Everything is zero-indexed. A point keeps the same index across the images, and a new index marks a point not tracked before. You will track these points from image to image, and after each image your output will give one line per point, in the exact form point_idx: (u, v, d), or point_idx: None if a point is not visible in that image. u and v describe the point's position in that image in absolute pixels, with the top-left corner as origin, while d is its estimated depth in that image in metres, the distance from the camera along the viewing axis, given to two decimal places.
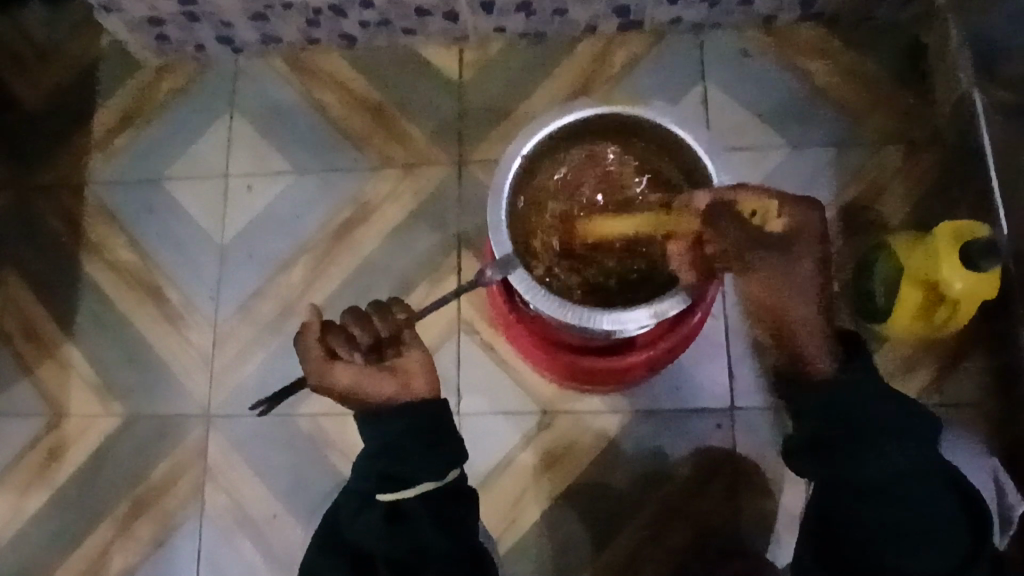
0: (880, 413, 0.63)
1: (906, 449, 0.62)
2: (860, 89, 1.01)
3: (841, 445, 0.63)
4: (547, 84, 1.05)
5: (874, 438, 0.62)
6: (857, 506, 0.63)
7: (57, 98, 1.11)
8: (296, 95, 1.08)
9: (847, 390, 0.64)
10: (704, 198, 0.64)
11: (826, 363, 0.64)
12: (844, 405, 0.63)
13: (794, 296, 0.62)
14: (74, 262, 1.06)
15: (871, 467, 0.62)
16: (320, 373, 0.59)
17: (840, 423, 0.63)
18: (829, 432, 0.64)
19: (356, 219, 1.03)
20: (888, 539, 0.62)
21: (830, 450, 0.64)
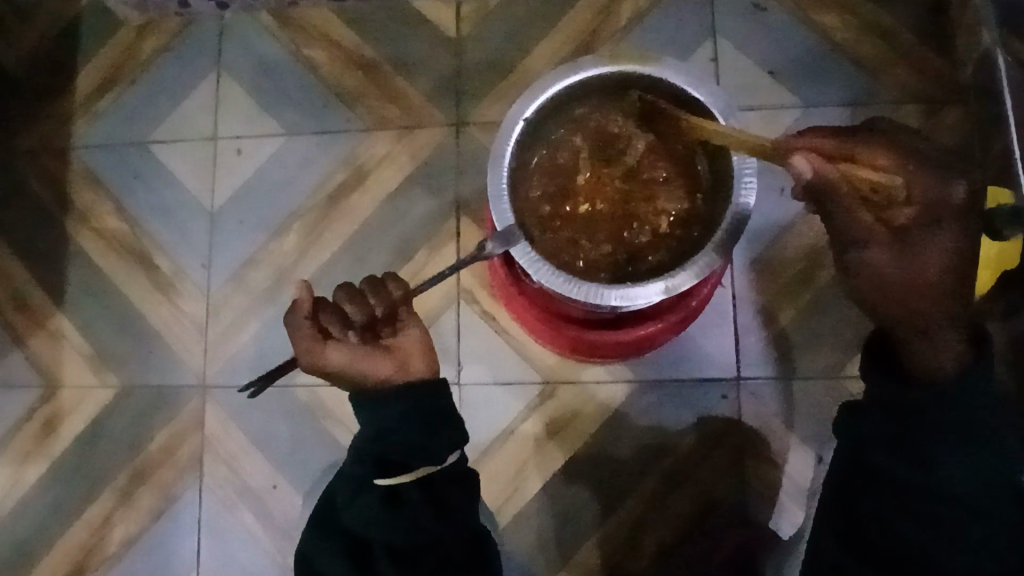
0: (969, 421, 0.59)
1: (983, 457, 0.60)
2: (878, 43, 0.96)
3: (909, 446, 0.61)
4: (549, 39, 1.00)
5: (954, 444, 0.59)
6: (901, 497, 0.62)
7: (37, 57, 1.06)
8: (285, 52, 1.03)
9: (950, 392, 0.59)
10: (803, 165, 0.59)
11: (940, 354, 0.59)
12: (933, 410, 0.59)
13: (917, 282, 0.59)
14: (60, 229, 1.02)
15: (934, 464, 0.60)
16: (311, 353, 0.57)
17: (917, 418, 0.60)
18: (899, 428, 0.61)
19: (350, 184, 1.00)
20: (926, 532, 0.61)
21: (900, 442, 0.61)
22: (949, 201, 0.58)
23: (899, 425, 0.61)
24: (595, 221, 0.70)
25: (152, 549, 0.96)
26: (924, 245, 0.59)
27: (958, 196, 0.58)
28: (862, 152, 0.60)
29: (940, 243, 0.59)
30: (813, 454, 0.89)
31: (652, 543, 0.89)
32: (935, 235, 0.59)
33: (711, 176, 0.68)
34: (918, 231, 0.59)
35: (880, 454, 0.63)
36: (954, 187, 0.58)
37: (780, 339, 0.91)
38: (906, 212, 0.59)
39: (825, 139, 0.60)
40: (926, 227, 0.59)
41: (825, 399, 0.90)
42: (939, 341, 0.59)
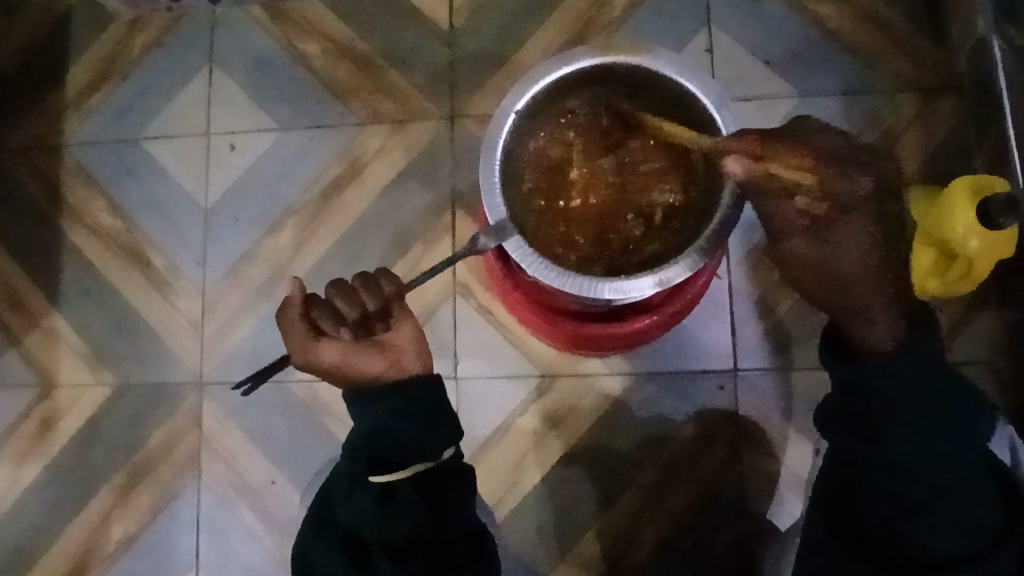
0: (921, 396, 0.60)
1: (947, 436, 0.59)
2: (873, 31, 0.96)
3: (867, 421, 0.61)
4: (543, 30, 0.99)
5: (909, 419, 0.59)
6: (874, 482, 0.60)
7: (27, 54, 1.05)
8: (277, 46, 1.02)
9: (891, 365, 0.62)
10: (734, 163, 0.61)
11: (880, 332, 0.64)
12: (877, 380, 0.62)
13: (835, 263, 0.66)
14: (54, 227, 1.02)
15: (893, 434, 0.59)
16: (304, 351, 0.58)
17: (866, 392, 0.62)
18: (854, 406, 0.63)
19: (345, 178, 0.99)
20: (899, 511, 0.58)
21: (856, 421, 0.62)
22: (854, 194, 0.66)
23: (852, 403, 0.63)
24: (592, 215, 0.69)
25: (152, 546, 0.96)
26: (844, 231, 0.66)
27: (859, 190, 0.66)
28: (778, 152, 0.63)
29: (855, 228, 0.66)
30: (811, 443, 0.89)
31: (650, 535, 0.90)
32: (846, 227, 0.66)
33: (706, 168, 0.67)
34: (835, 225, 0.65)
35: (846, 441, 0.63)
36: (857, 181, 0.66)
37: (778, 330, 0.91)
38: (821, 209, 0.65)
39: (750, 134, 0.62)
40: (838, 227, 0.66)
41: (822, 389, 0.90)
42: (883, 325, 0.64)
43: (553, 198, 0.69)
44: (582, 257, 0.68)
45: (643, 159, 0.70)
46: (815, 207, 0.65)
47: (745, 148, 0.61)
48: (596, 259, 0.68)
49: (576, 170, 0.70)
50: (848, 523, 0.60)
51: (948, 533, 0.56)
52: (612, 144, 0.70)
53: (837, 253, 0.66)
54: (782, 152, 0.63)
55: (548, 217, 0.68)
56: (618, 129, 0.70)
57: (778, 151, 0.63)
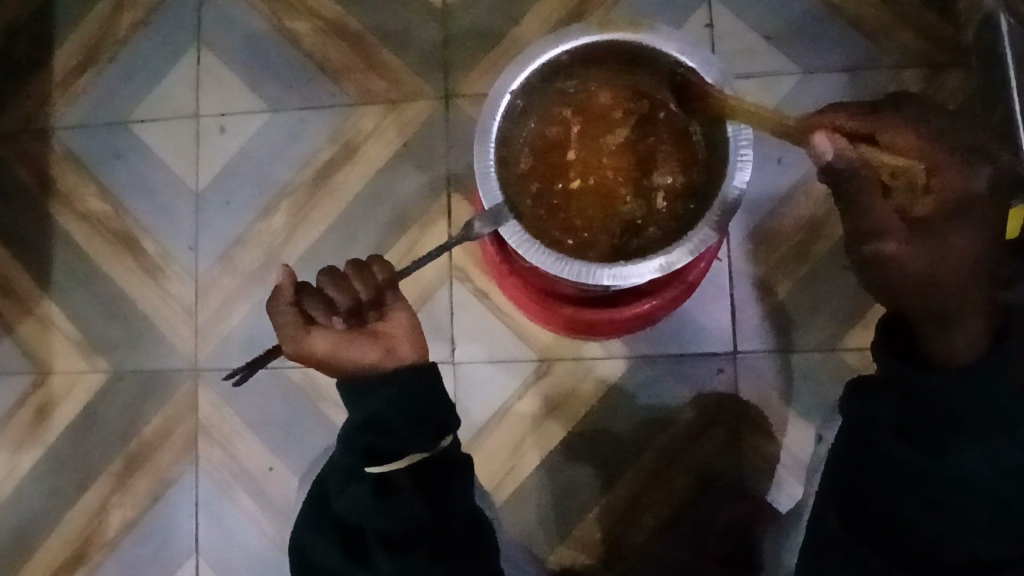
0: (992, 409, 0.52)
1: (1011, 449, 0.53)
2: (879, 5, 0.93)
3: (922, 434, 0.55)
4: (539, 5, 0.96)
5: (977, 432, 0.53)
6: (920, 489, 0.55)
7: (12, 35, 1.02)
8: (266, 25, 1.00)
9: (968, 378, 0.52)
10: (823, 145, 0.54)
11: (962, 339, 0.53)
12: (950, 393, 0.53)
13: (937, 271, 0.54)
14: (44, 212, 1.00)
15: (952, 455, 0.54)
16: (296, 340, 0.56)
17: (933, 403, 0.54)
18: (904, 415, 0.56)
19: (338, 160, 0.97)
20: (932, 524, 0.55)
21: (912, 430, 0.55)
22: (971, 191, 0.55)
23: (912, 410, 0.55)
24: (592, 195, 0.68)
25: (150, 532, 0.95)
26: (951, 232, 0.54)
27: (978, 186, 0.55)
28: (883, 130, 0.56)
29: (962, 228, 0.55)
30: (811, 426, 0.89)
31: (650, 517, 0.89)
32: (951, 230, 0.54)
33: (706, 149, 0.66)
34: (939, 223, 0.55)
35: (895, 446, 0.56)
36: (974, 174, 0.55)
37: (778, 312, 0.90)
38: (926, 203, 0.55)
39: (843, 115, 0.57)
40: (947, 228, 0.54)
41: (822, 370, 0.89)
42: (973, 332, 0.53)
43: (550, 180, 0.68)
44: (581, 240, 0.67)
45: (647, 140, 0.69)
46: (922, 201, 0.55)
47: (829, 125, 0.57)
48: (595, 242, 0.67)
49: (575, 151, 0.69)
50: (874, 524, 0.58)
51: (992, 539, 0.54)
52: (612, 122, 0.69)
53: (946, 254, 0.54)
54: (886, 137, 0.56)
55: (547, 199, 0.67)
56: (617, 109, 0.69)
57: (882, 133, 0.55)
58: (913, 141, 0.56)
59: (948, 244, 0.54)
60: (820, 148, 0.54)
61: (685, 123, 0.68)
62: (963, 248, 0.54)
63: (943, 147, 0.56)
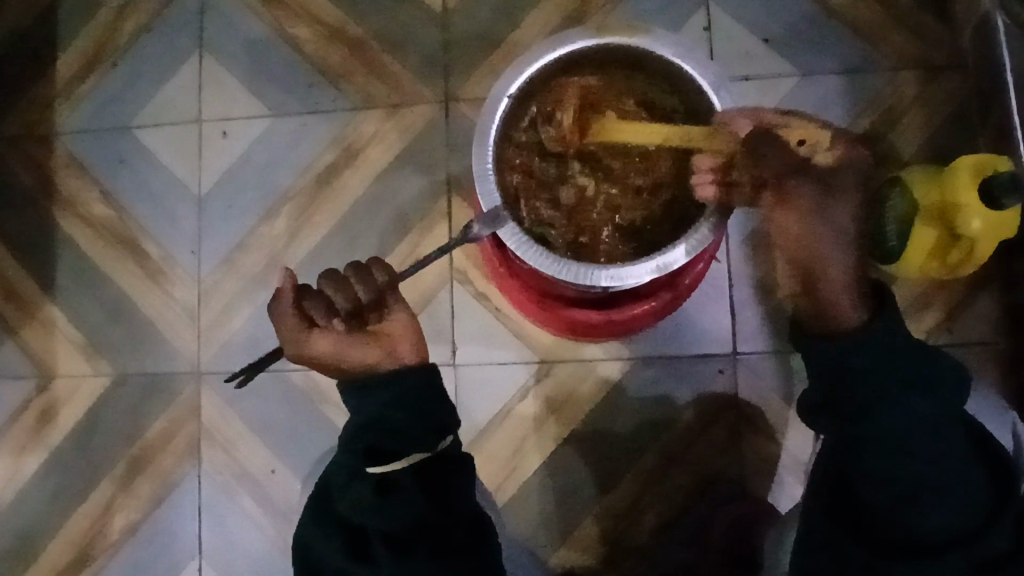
0: (901, 369, 0.58)
1: (932, 411, 0.59)
2: (876, 8, 0.94)
3: (846, 405, 0.60)
4: (538, 10, 0.97)
5: (896, 396, 0.58)
6: (868, 465, 0.60)
7: (17, 41, 1.03)
8: (267, 30, 1.01)
9: (868, 344, 0.59)
10: (745, 124, 0.62)
11: (849, 308, 0.59)
12: (858, 360, 0.59)
13: (822, 237, 0.59)
14: (47, 217, 1.01)
15: (886, 420, 0.59)
16: (297, 343, 0.58)
17: (852, 376, 0.59)
18: (826, 386, 0.61)
19: (339, 164, 0.98)
20: (899, 496, 0.59)
21: (841, 405, 0.61)
22: (861, 159, 0.60)
23: (836, 385, 0.60)
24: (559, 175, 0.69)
25: (154, 535, 0.96)
26: (851, 185, 0.59)
27: (866, 160, 0.61)
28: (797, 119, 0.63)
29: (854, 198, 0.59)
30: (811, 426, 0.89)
31: (651, 518, 0.90)
32: (852, 180, 0.59)
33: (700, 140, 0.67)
34: (843, 177, 0.59)
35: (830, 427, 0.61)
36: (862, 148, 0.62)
37: (777, 313, 0.90)
38: (829, 157, 0.60)
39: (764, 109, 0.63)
40: (844, 177, 0.59)
41: None
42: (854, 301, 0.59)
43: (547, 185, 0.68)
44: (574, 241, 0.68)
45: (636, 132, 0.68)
46: (820, 154, 0.60)
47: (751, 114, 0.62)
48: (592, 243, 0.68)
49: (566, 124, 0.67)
50: (863, 514, 0.61)
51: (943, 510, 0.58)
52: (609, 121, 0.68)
53: (836, 205, 0.59)
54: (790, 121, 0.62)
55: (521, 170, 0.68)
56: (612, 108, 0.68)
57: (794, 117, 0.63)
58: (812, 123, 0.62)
59: (835, 212, 0.59)
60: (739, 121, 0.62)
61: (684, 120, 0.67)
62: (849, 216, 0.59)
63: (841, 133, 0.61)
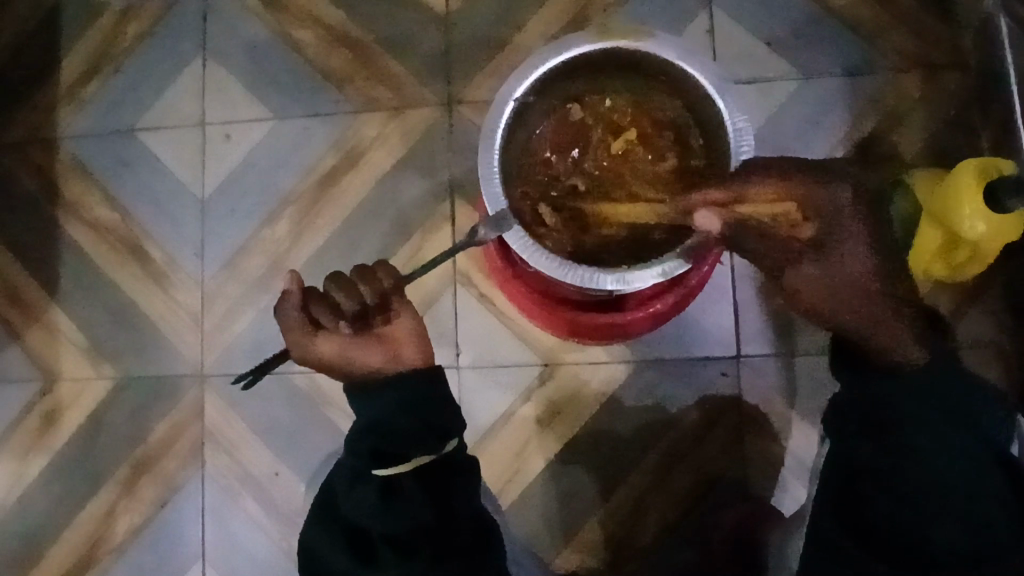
0: (931, 392, 0.61)
1: (963, 435, 0.60)
2: (877, 9, 0.94)
3: (880, 429, 0.62)
4: (539, 12, 0.97)
5: (926, 418, 0.60)
6: (889, 480, 0.60)
7: (20, 45, 1.04)
8: (270, 33, 1.01)
9: (909, 372, 0.62)
10: (706, 220, 0.63)
11: (908, 343, 0.62)
12: (894, 387, 0.62)
13: (853, 297, 0.64)
14: (50, 220, 1.01)
15: (912, 438, 0.60)
16: (302, 345, 0.58)
17: (888, 402, 0.62)
18: (866, 419, 0.63)
19: (342, 167, 0.98)
20: (919, 512, 0.58)
21: (870, 427, 0.63)
22: (839, 203, 0.65)
23: (869, 408, 0.63)
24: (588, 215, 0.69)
25: (157, 538, 0.96)
26: (845, 242, 0.65)
27: (842, 196, 0.65)
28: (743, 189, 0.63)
29: (855, 240, 0.65)
30: (815, 427, 0.89)
31: (654, 520, 0.90)
32: (842, 237, 0.65)
33: (704, 142, 0.67)
34: (835, 238, 0.65)
35: (858, 445, 0.63)
36: (835, 191, 0.65)
37: (780, 315, 0.90)
38: (808, 228, 0.64)
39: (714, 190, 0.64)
40: (838, 233, 0.65)
41: (825, 373, 0.90)
42: (911, 339, 0.63)
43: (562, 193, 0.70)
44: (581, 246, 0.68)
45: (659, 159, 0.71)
46: (806, 226, 0.64)
47: (707, 201, 0.64)
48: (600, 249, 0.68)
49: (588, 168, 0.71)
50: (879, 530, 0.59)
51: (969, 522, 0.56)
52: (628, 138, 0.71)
53: (847, 264, 0.64)
54: (753, 193, 0.62)
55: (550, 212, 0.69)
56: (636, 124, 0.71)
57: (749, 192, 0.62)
58: (766, 185, 0.62)
59: (845, 265, 0.64)
60: (699, 220, 0.64)
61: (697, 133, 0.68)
62: (860, 262, 0.65)
63: (795, 182, 0.64)
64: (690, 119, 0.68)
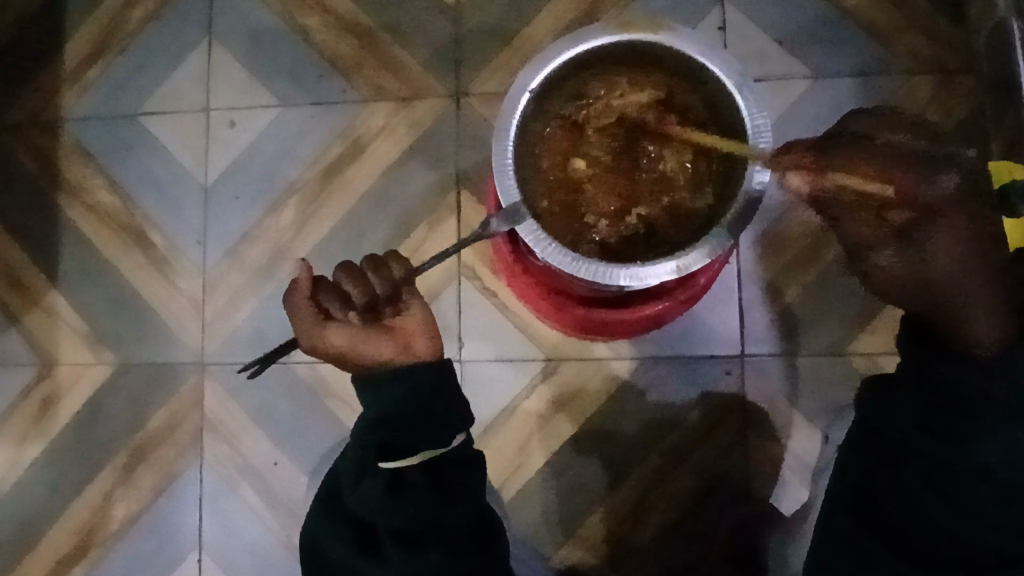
0: (1000, 390, 0.58)
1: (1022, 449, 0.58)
2: (891, 10, 0.94)
3: (944, 422, 0.60)
4: (552, 4, 0.96)
5: (989, 424, 0.58)
6: (928, 479, 0.61)
7: (24, 26, 1.02)
8: (277, 19, 1.00)
9: (993, 369, 0.58)
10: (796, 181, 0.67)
11: (982, 332, 0.58)
12: (971, 385, 0.59)
13: (954, 288, 0.60)
14: (52, 204, 1.00)
15: (974, 448, 0.59)
16: (311, 335, 0.57)
17: (957, 397, 0.59)
18: (934, 404, 0.61)
19: (348, 156, 0.97)
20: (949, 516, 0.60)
21: (931, 420, 0.61)
22: (942, 193, 0.62)
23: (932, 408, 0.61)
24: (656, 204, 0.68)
25: (154, 526, 0.95)
26: (935, 235, 0.61)
27: (947, 186, 0.62)
28: (839, 167, 0.64)
29: (946, 228, 0.61)
30: (816, 428, 0.89)
31: (654, 518, 0.89)
32: (934, 226, 0.61)
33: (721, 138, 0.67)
34: (924, 228, 0.61)
35: (912, 437, 0.62)
36: (942, 178, 0.62)
37: (785, 316, 0.90)
38: (900, 215, 0.63)
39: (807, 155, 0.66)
40: (935, 220, 0.61)
41: (829, 374, 0.89)
42: (987, 327, 0.58)
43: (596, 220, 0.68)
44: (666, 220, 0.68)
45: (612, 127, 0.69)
46: (894, 213, 0.63)
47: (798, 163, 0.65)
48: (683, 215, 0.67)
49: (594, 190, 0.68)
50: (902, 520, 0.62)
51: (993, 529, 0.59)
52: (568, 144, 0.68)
53: (937, 257, 0.61)
54: (838, 177, 0.64)
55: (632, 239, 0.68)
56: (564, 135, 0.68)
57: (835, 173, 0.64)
58: (877, 163, 0.63)
59: (936, 241, 0.61)
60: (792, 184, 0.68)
61: (605, 82, 0.68)
62: (952, 252, 0.60)
63: (902, 163, 0.63)
64: (706, 113, 0.66)
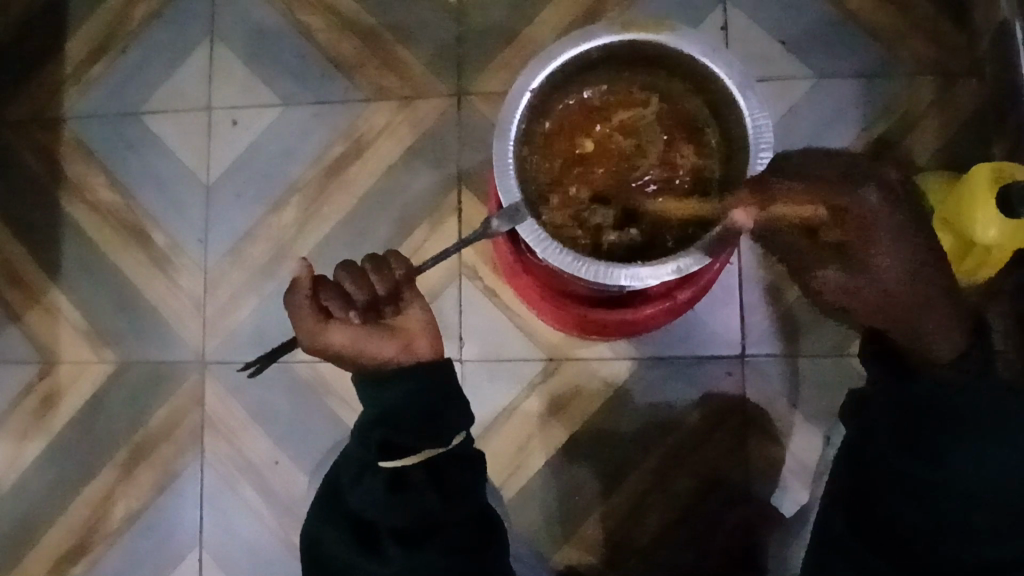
0: (968, 404, 0.61)
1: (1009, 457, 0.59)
2: (894, 12, 0.93)
3: (923, 434, 0.61)
4: (554, 5, 0.96)
5: (967, 436, 0.60)
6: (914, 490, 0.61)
7: (27, 24, 1.03)
8: (280, 19, 1.00)
9: (949, 375, 0.63)
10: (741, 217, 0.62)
11: (942, 342, 0.64)
12: (938, 394, 0.62)
13: (894, 301, 0.64)
14: (54, 202, 1.00)
15: (955, 460, 0.60)
16: (313, 333, 0.57)
17: (929, 408, 0.62)
18: (907, 420, 0.63)
19: (349, 156, 0.97)
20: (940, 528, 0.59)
21: (911, 437, 0.62)
22: (868, 205, 0.61)
23: (910, 424, 0.62)
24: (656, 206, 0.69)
25: (154, 524, 0.96)
26: (875, 253, 0.62)
27: (870, 199, 0.61)
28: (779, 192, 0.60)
29: (896, 249, 0.62)
30: (816, 430, 0.89)
31: (654, 518, 0.89)
32: (875, 244, 0.62)
33: (720, 137, 0.67)
34: (864, 247, 0.63)
35: (890, 453, 0.63)
36: (864, 191, 0.61)
37: (787, 317, 0.90)
38: (839, 233, 0.63)
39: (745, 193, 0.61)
40: (872, 236, 0.62)
41: (829, 375, 0.89)
42: (941, 328, 0.64)
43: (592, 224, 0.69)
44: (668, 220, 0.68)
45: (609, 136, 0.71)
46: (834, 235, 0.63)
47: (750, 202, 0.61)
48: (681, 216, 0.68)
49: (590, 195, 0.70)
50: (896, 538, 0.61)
51: (981, 541, 0.58)
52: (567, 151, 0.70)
53: (879, 268, 0.63)
54: (782, 198, 0.61)
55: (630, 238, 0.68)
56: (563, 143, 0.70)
57: (778, 196, 0.61)
58: (801, 185, 0.61)
59: (883, 262, 0.63)
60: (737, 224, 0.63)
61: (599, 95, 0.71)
62: (898, 269, 0.63)
63: (829, 182, 0.61)
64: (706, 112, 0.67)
